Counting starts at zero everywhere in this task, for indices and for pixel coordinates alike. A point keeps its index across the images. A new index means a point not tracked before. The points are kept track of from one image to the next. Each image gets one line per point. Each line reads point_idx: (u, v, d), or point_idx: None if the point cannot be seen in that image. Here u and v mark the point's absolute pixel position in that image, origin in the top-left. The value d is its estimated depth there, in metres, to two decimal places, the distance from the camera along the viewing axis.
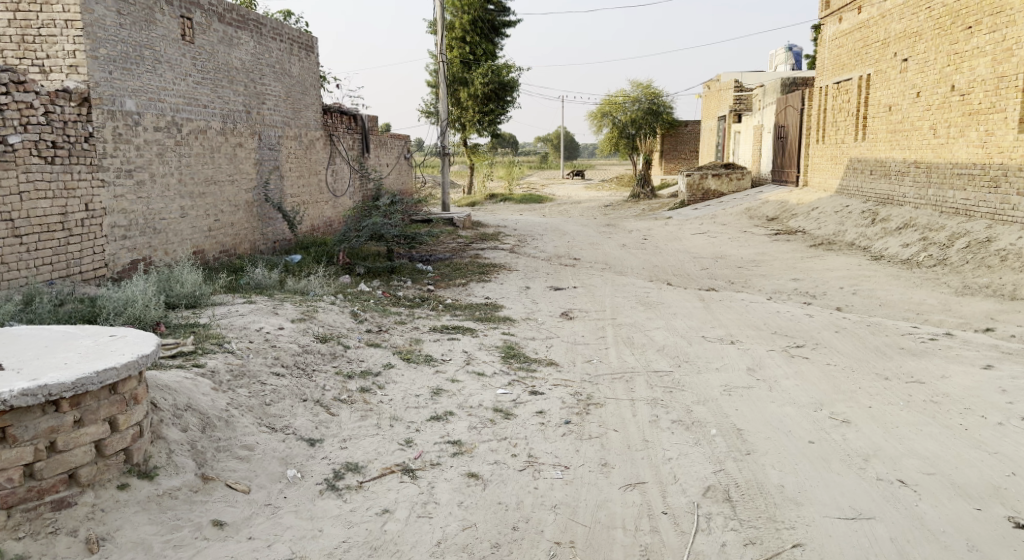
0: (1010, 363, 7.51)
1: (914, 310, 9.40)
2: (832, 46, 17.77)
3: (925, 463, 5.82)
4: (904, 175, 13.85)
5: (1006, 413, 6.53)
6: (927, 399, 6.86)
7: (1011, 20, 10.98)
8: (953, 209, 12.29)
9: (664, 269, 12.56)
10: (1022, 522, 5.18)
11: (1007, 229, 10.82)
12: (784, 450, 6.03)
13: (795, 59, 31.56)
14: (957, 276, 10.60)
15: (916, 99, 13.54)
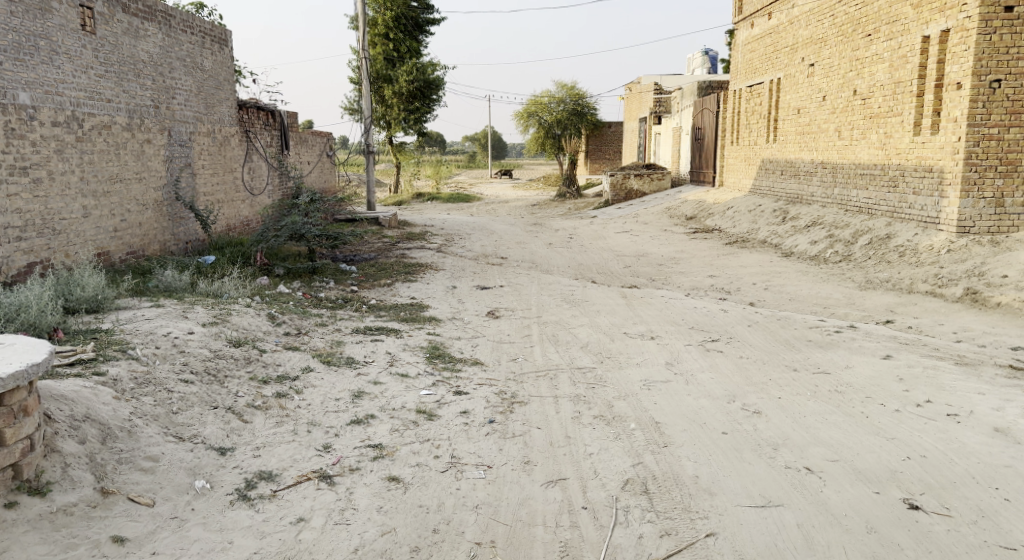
0: (907, 353, 7.94)
1: (821, 304, 9.82)
2: (744, 50, 18.35)
3: (829, 450, 6.11)
4: (812, 176, 14.42)
5: (903, 400, 6.90)
6: (832, 389, 7.20)
7: (905, 29, 11.54)
8: (857, 207, 12.87)
9: (588, 267, 12.79)
10: (916, 503, 5.49)
11: (905, 226, 11.39)
12: (699, 441, 6.25)
13: (712, 62, 32.42)
14: (860, 270, 11.11)
15: (822, 103, 14.10)
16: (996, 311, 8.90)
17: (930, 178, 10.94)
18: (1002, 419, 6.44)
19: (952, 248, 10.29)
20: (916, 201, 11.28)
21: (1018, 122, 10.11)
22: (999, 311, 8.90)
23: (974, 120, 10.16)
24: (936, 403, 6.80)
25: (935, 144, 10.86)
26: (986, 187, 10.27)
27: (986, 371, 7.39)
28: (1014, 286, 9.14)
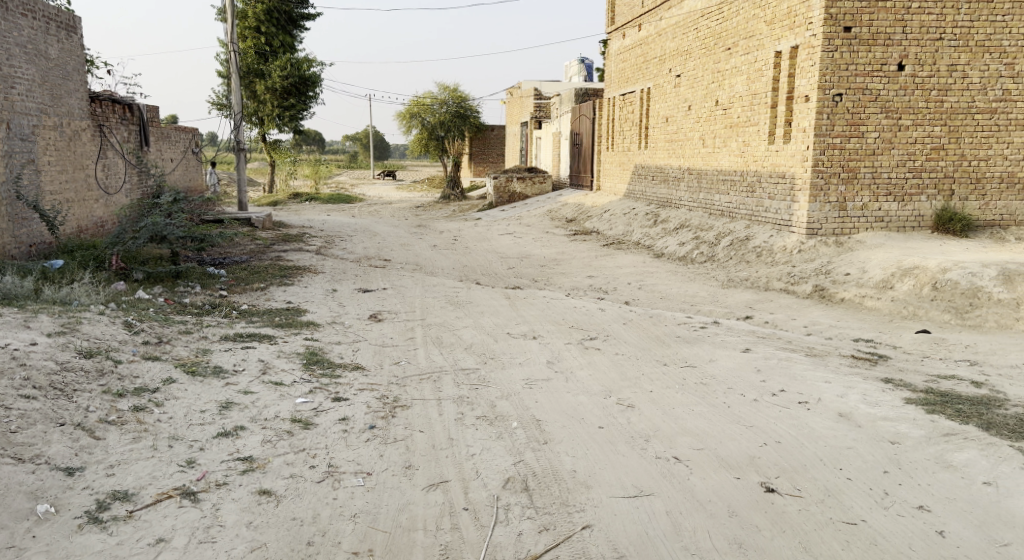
0: (765, 346, 8.56)
1: (689, 302, 10.39)
2: (617, 60, 19.05)
3: (695, 440, 6.54)
4: (681, 181, 15.16)
5: (761, 390, 7.46)
6: (698, 381, 7.70)
7: (760, 44, 12.35)
8: (720, 211, 13.65)
9: (473, 268, 13.05)
10: (772, 486, 5.93)
11: (761, 229, 12.19)
12: (577, 437, 6.57)
13: (588, 70, 33.40)
14: (722, 270, 11.82)
15: (688, 112, 14.85)
16: (840, 306, 9.70)
17: (783, 184, 11.76)
18: (845, 405, 7.05)
19: (802, 249, 11.13)
20: (771, 205, 12.09)
21: (857, 133, 11.01)
22: (843, 306, 9.70)
23: (820, 131, 10.99)
24: (789, 392, 7.38)
25: (786, 153, 11.67)
26: (831, 192, 11.13)
27: (833, 361, 8.06)
28: (856, 283, 9.97)
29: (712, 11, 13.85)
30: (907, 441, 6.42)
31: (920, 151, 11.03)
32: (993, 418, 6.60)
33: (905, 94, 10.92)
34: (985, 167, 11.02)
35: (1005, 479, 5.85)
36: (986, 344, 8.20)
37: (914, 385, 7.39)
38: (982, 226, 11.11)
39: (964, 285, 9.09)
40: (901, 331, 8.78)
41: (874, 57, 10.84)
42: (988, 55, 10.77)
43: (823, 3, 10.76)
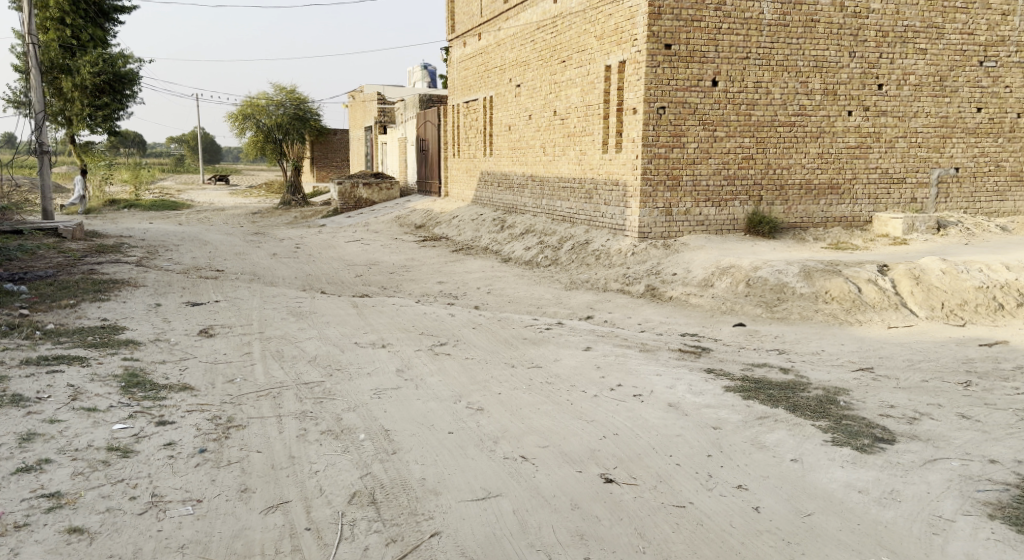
0: (604, 343, 9.01)
1: (534, 304, 10.77)
2: (459, 67, 19.46)
3: (541, 437, 6.63)
4: (524, 188, 15.68)
5: (600, 387, 7.75)
6: (544, 381, 7.87)
7: (591, 58, 13.01)
8: (561, 216, 14.26)
9: (318, 277, 12.99)
10: (610, 476, 6.08)
11: (599, 233, 12.85)
12: (427, 444, 6.48)
13: (430, 77, 33.85)
14: (565, 272, 12.36)
15: (528, 121, 15.40)
16: (668, 304, 10.37)
17: (616, 191, 12.43)
18: (673, 395, 7.51)
19: (635, 251, 11.83)
20: (607, 211, 12.75)
21: (679, 144, 11.81)
22: (671, 303, 10.39)
23: (647, 141, 11.69)
24: (624, 386, 7.74)
25: (619, 161, 12.35)
26: (658, 199, 11.88)
27: (663, 355, 8.62)
28: (682, 282, 10.72)
29: (547, 24, 14.44)
30: (727, 425, 6.89)
31: (732, 160, 12.03)
32: (798, 401, 7.29)
33: (718, 108, 11.86)
34: (787, 175, 12.23)
35: (809, 455, 6.36)
36: (793, 334, 9.07)
37: (733, 373, 8.05)
38: (786, 228, 12.34)
39: (772, 282, 10.02)
40: (720, 324, 9.54)
41: (691, 73, 11.68)
42: (786, 74, 11.98)
43: (645, 21, 11.45)
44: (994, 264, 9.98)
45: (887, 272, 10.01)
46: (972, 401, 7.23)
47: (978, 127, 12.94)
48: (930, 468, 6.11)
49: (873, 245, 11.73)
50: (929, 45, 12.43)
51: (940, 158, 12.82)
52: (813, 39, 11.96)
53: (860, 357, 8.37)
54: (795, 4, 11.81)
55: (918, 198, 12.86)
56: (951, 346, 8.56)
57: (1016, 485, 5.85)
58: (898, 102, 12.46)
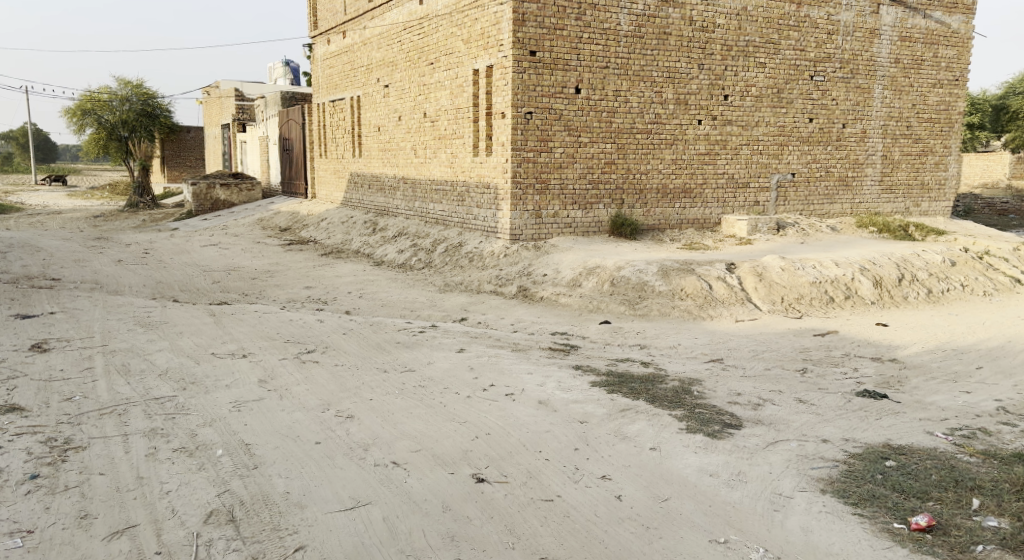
0: (477, 345, 9.15)
1: (408, 308, 10.81)
2: (323, 65, 19.27)
3: (413, 441, 6.65)
4: (396, 190, 15.77)
5: (473, 387, 7.86)
6: (417, 384, 7.88)
7: (459, 61, 13.23)
8: (434, 218, 14.42)
9: (170, 284, 12.66)
10: (482, 476, 6.19)
11: (472, 235, 13.09)
12: (291, 456, 6.35)
13: (294, 73, 33.41)
14: (438, 275, 12.51)
15: (398, 122, 15.47)
16: (539, 304, 10.67)
17: (487, 194, 12.67)
18: (543, 393, 7.73)
19: (507, 253, 12.11)
20: (479, 214, 12.99)
21: (546, 148, 12.18)
22: (542, 303, 10.69)
23: (516, 145, 11.97)
24: (497, 386, 7.90)
25: (489, 164, 12.58)
26: (528, 202, 12.21)
27: (533, 354, 8.85)
28: (551, 283, 11.07)
29: (413, 25, 14.58)
30: (593, 419, 7.18)
31: (596, 165, 12.55)
32: (656, 392, 7.74)
33: (582, 115, 12.34)
34: (645, 180, 12.96)
35: (667, 443, 6.75)
36: (653, 329, 9.58)
37: (599, 369, 8.43)
38: (646, 230, 13.09)
39: (634, 281, 10.53)
40: (587, 322, 9.94)
41: (555, 80, 12.08)
42: (643, 84, 12.66)
43: (511, 27, 11.72)
44: (825, 261, 11.11)
45: (734, 269, 10.84)
46: (808, 386, 7.96)
47: (811, 135, 14.32)
48: (772, 450, 6.65)
49: (721, 245, 12.60)
50: (768, 59, 13.61)
51: (778, 164, 14.06)
52: (666, 51, 12.74)
53: (712, 350, 8.94)
54: (648, 17, 12.51)
55: (760, 202, 14.06)
56: (790, 337, 9.36)
57: (845, 461, 6.46)
58: (741, 113, 13.53)
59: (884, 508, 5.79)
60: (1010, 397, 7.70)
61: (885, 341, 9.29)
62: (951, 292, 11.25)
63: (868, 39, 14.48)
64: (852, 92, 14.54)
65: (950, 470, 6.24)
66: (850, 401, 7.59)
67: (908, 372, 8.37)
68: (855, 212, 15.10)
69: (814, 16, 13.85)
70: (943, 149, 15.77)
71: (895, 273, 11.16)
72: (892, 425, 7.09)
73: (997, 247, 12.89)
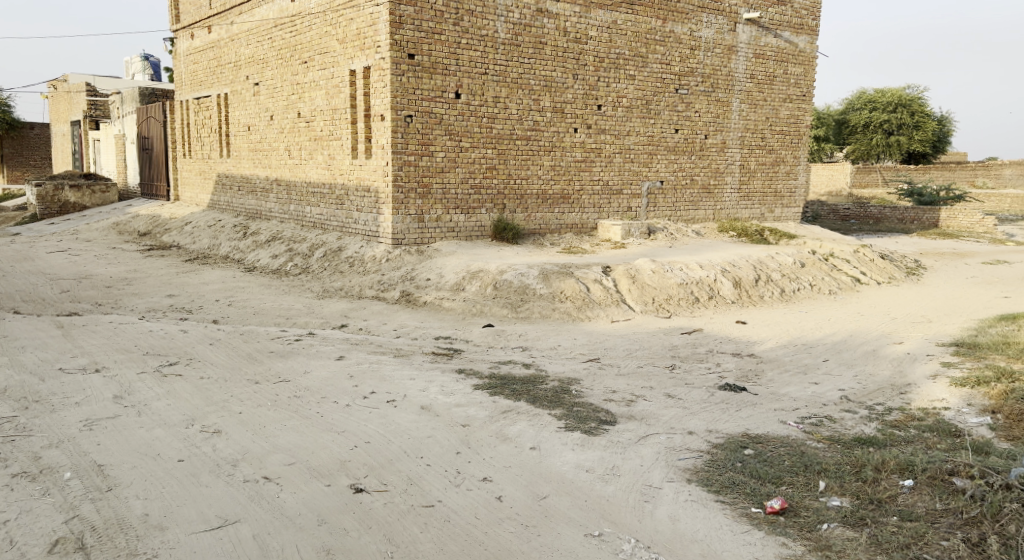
0: (357, 352, 9.17)
1: (283, 315, 10.61)
2: (187, 61, 18.61)
3: (287, 455, 6.62)
4: (268, 193, 15.47)
5: (352, 396, 7.89)
6: (292, 395, 7.84)
7: (335, 61, 13.11)
8: (311, 223, 14.27)
9: (12, 294, 12.02)
10: (360, 486, 6.24)
11: (352, 239, 13.01)
12: (150, 475, 6.20)
13: (153, 69, 32.52)
14: (317, 281, 12.30)
15: (270, 122, 15.14)
16: (422, 308, 10.77)
17: (368, 197, 12.63)
18: (425, 398, 7.86)
19: (389, 258, 12.11)
20: (359, 217, 12.93)
21: (427, 152, 12.26)
22: (425, 308, 10.79)
23: (396, 149, 11.98)
24: (378, 393, 7.97)
25: (369, 167, 12.54)
26: (410, 206, 12.25)
27: (416, 359, 8.99)
28: (435, 287, 11.19)
29: (285, 23, 14.39)
30: (475, 422, 7.37)
31: (477, 170, 12.77)
32: (537, 393, 8.03)
33: (462, 120, 12.50)
34: (526, 185, 13.29)
35: (546, 442, 7.02)
36: (533, 331, 9.88)
37: (481, 372, 8.64)
38: (527, 234, 13.41)
39: (516, 284, 10.80)
40: (471, 326, 10.14)
41: (435, 84, 12.18)
42: (521, 91, 12.97)
43: (388, 29, 11.71)
44: (691, 264, 11.71)
45: (609, 272, 11.29)
46: (676, 382, 8.43)
47: (677, 145, 14.98)
48: (644, 444, 7.04)
49: (598, 249, 13.09)
50: (636, 72, 14.18)
51: (648, 172, 14.68)
52: (542, 61, 13.11)
53: (589, 350, 9.30)
54: (524, 26, 12.85)
55: (633, 207, 14.67)
56: (660, 335, 9.81)
57: (708, 451, 6.93)
58: (614, 122, 14.05)
59: (743, 494, 6.24)
60: (852, 386, 8.43)
61: (744, 337, 9.87)
62: (802, 291, 12.04)
63: (726, 55, 15.32)
64: (713, 105, 15.33)
65: (800, 455, 6.78)
66: (713, 395, 8.11)
67: (765, 365, 8.97)
68: (717, 218, 15.93)
69: (678, 31, 14.54)
70: (793, 159, 16.90)
71: (753, 274, 11.90)
72: (750, 416, 7.65)
73: (839, 248, 13.66)
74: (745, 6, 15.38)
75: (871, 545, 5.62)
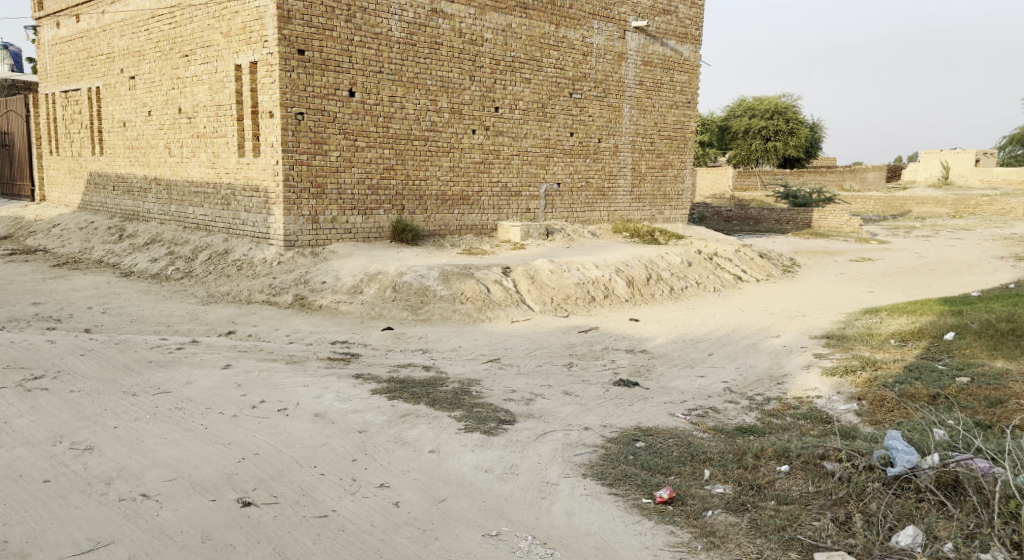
0: (245, 360, 8.96)
1: (164, 322, 10.17)
2: (52, 51, 17.23)
3: (168, 470, 6.42)
4: (147, 192, 14.77)
5: (239, 406, 7.71)
6: (172, 407, 7.59)
7: (218, 55, 12.66)
8: (194, 224, 13.75)
9: None
10: (247, 500, 6.12)
11: (239, 242, 12.65)
12: (11, 498, 5.91)
13: (13, 59, 30.76)
14: (202, 285, 11.88)
15: (147, 118, 14.41)
16: (318, 312, 10.60)
17: (256, 198, 12.29)
18: (320, 405, 7.78)
19: (281, 261, 11.82)
20: (247, 218, 12.56)
21: (321, 151, 12.08)
22: (321, 312, 10.63)
23: (287, 147, 11.73)
24: (268, 402, 7.82)
25: (257, 166, 12.20)
26: (303, 206, 12.02)
27: (310, 365, 8.88)
28: (331, 290, 11.04)
29: (163, 14, 13.65)
30: (372, 428, 7.36)
31: (374, 170, 12.69)
32: (436, 395, 8.09)
33: (357, 118, 12.38)
34: (424, 186, 13.33)
35: (445, 445, 7.09)
36: (434, 334, 9.92)
37: (380, 376, 8.62)
38: (427, 235, 13.48)
39: (415, 286, 10.81)
40: (369, 329, 10.06)
41: (327, 81, 11.99)
42: (417, 91, 12.97)
43: (275, 24, 11.43)
44: (587, 264, 12.06)
45: (508, 273, 11.48)
46: (573, 379, 8.68)
47: (572, 148, 15.36)
48: (541, 441, 7.23)
49: (498, 250, 13.28)
50: (531, 75, 14.45)
51: (545, 174, 15.01)
52: (437, 61, 13.15)
53: (490, 350, 9.43)
54: (419, 26, 12.86)
55: (532, 209, 14.97)
56: (558, 335, 10.02)
57: (603, 445, 7.18)
58: (511, 124, 14.26)
59: (634, 486, 6.50)
60: (734, 378, 8.87)
61: (636, 334, 10.20)
62: (689, 289, 12.53)
63: (617, 62, 15.75)
64: (605, 110, 15.75)
65: (687, 446, 7.12)
66: (608, 391, 8.40)
67: (656, 360, 9.32)
68: (611, 220, 16.39)
69: (570, 37, 14.90)
70: (680, 163, 17.51)
71: (645, 273, 12.32)
72: (641, 409, 7.95)
73: (723, 248, 14.28)
74: (634, 15, 15.90)
75: (751, 528, 5.95)
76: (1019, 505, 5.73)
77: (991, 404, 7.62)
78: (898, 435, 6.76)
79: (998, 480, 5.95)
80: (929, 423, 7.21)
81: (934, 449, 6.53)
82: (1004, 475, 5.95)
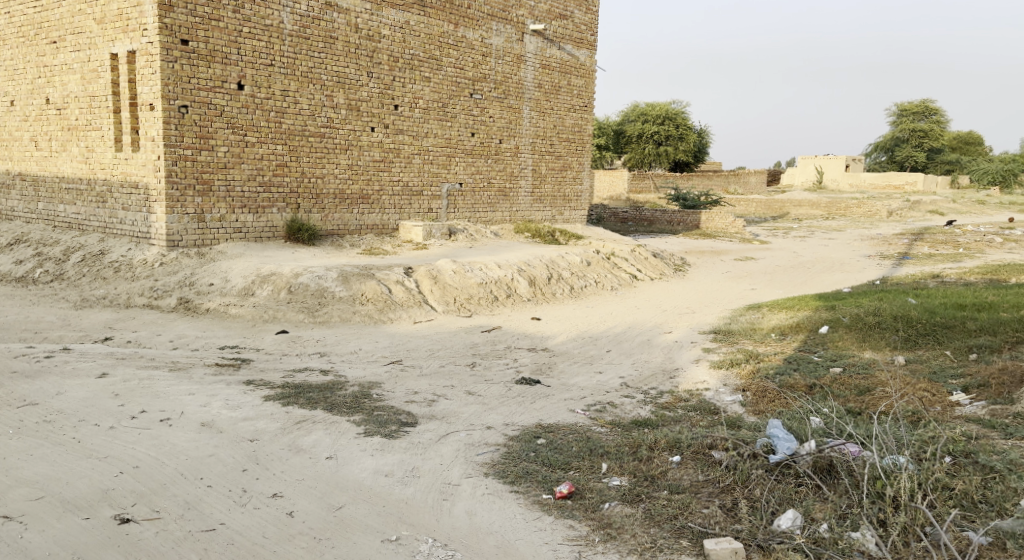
0: (123, 368, 8.39)
1: (31, 329, 9.39)
2: None
3: (34, 489, 5.93)
4: (10, 189, 13.62)
5: (116, 417, 7.20)
6: (39, 420, 7.01)
7: (91, 43, 11.85)
8: (65, 223, 12.80)
9: None
10: (126, 516, 5.75)
11: (117, 242, 11.88)
12: None
13: None
14: (74, 289, 11.10)
15: (9, 108, 13.26)
16: (206, 316, 10.11)
17: (136, 195, 11.58)
18: (207, 414, 7.39)
19: (164, 261, 11.19)
20: (125, 216, 11.82)
21: (206, 146, 11.53)
22: (209, 315, 10.14)
23: (169, 142, 11.12)
24: (149, 412, 7.36)
25: (136, 162, 11.49)
26: (187, 204, 11.43)
27: (196, 372, 8.43)
28: (219, 292, 10.54)
29: None
30: (264, 436, 7.06)
31: (267, 167, 12.25)
32: (334, 400, 7.88)
33: (246, 113, 11.90)
34: (321, 184, 12.99)
35: (343, 451, 6.90)
36: (332, 337, 9.67)
37: (273, 382, 8.30)
38: (324, 235, 13.16)
39: (313, 288, 10.50)
40: (262, 333, 9.69)
41: (213, 73, 11.46)
42: (312, 86, 12.61)
43: (155, 12, 10.82)
44: (489, 263, 12.11)
45: (411, 273, 11.38)
46: (475, 379, 8.67)
47: (473, 148, 15.41)
48: (442, 442, 7.19)
49: (400, 251, 13.16)
50: (431, 74, 14.37)
51: (447, 174, 15.00)
52: (333, 56, 12.83)
53: (392, 352, 9.30)
54: (312, 19, 12.48)
55: (433, 209, 14.92)
56: (461, 335, 10.00)
57: (504, 444, 7.21)
58: (410, 122, 14.11)
59: (535, 483, 6.57)
60: (629, 373, 9.14)
61: (536, 333, 10.32)
62: (587, 288, 12.81)
63: (515, 63, 15.90)
64: (506, 111, 15.89)
65: (586, 441, 7.26)
66: (509, 389, 8.45)
67: (556, 358, 9.46)
68: (514, 220, 16.63)
69: (469, 38, 14.92)
70: (578, 165, 17.88)
71: (545, 272, 12.51)
72: (541, 408, 8.04)
73: (618, 248, 14.70)
74: (531, 18, 16.12)
75: (646, 518, 6.13)
76: (884, 485, 6.05)
77: (861, 392, 8.19)
78: (779, 424, 7.06)
79: (866, 463, 6.31)
80: (806, 412, 7.62)
81: (811, 436, 6.87)
82: (872, 458, 6.29)
